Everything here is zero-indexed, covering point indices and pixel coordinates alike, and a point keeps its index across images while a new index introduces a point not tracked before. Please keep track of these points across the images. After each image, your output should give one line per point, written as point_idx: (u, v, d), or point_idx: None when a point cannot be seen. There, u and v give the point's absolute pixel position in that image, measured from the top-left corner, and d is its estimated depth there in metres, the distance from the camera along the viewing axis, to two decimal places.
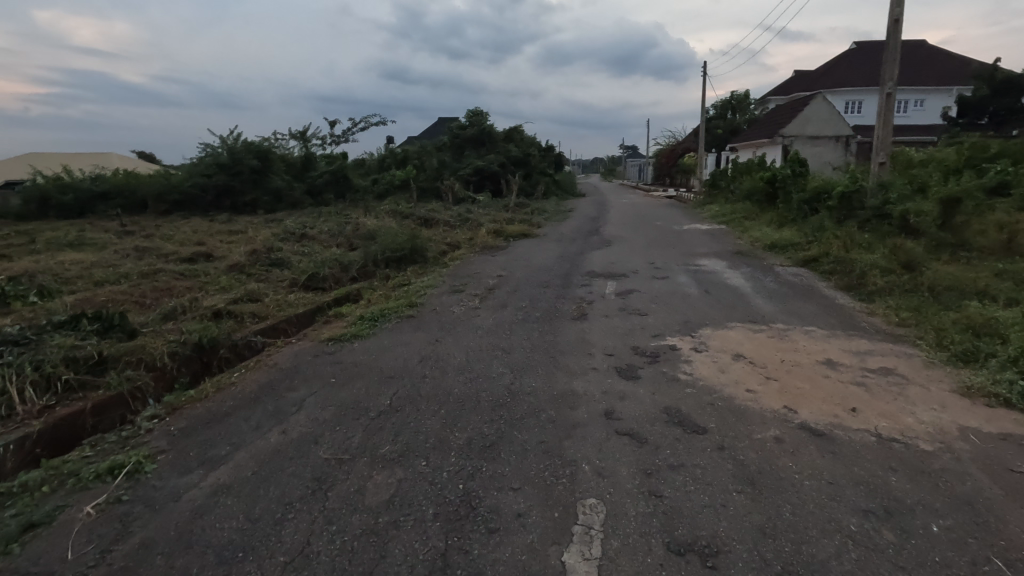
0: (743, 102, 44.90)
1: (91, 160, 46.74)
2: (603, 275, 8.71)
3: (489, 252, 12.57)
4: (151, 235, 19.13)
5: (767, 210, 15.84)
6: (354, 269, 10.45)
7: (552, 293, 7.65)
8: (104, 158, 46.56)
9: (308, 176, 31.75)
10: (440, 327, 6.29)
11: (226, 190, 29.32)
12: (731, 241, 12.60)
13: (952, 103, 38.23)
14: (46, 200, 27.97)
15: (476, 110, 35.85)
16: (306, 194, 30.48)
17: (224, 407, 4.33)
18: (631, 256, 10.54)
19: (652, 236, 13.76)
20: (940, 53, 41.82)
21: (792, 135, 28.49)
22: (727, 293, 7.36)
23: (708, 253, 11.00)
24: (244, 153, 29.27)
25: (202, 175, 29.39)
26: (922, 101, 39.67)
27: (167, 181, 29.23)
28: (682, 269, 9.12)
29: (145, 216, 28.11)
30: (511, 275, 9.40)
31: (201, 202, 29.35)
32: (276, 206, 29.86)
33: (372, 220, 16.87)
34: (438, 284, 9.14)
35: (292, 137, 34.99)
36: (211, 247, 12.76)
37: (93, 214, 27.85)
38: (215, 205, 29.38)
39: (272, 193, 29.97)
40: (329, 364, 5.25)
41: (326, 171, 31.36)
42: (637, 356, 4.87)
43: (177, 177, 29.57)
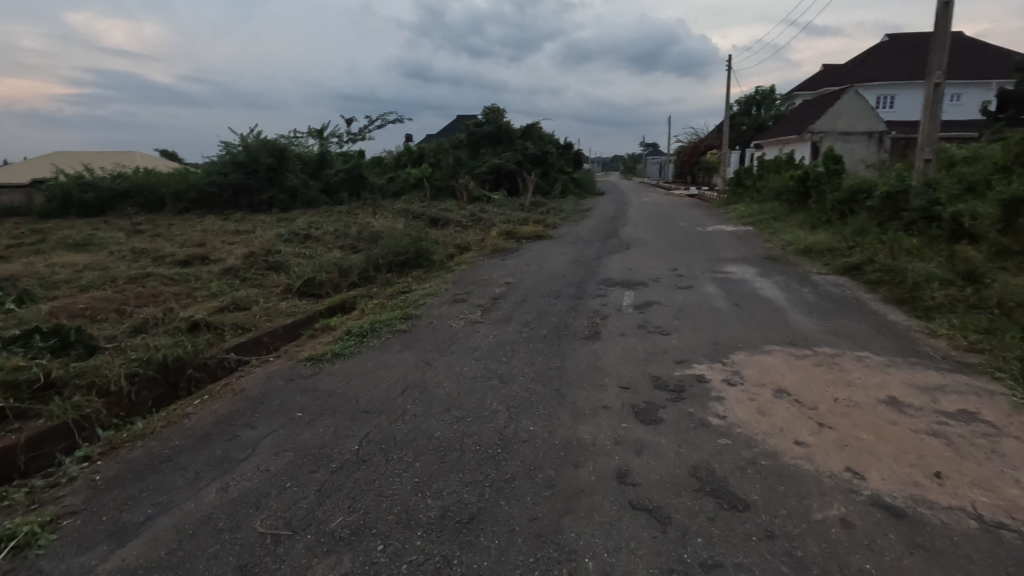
0: (769, 98, 43.39)
1: (115, 159, 47.24)
2: (620, 284, 7.90)
3: (499, 256, 11.84)
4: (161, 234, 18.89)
5: (798, 210, 14.82)
6: (353, 274, 9.81)
7: (562, 305, 6.88)
8: (128, 157, 47.23)
9: (322, 174, 31.44)
10: (432, 346, 5.57)
11: (241, 189, 29.20)
12: (760, 244, 11.68)
13: (993, 98, 36.34)
14: (68, 199, 28.27)
15: (493, 107, 35.11)
16: (321, 193, 30.15)
17: (166, 450, 3.68)
18: (651, 262, 9.71)
19: (673, 239, 12.91)
20: (979, 46, 39.85)
21: (822, 131, 27.19)
22: (760, 307, 6.50)
23: (736, 257, 10.13)
24: (259, 152, 29.02)
25: (218, 173, 29.24)
26: (959, 95, 37.82)
27: (184, 180, 29.15)
28: (707, 276, 8.26)
29: (162, 215, 28.04)
30: (520, 282, 8.65)
31: (217, 201, 29.21)
32: (292, 204, 29.45)
33: (381, 220, 16.28)
34: (439, 291, 8.44)
35: (308, 135, 34.74)
36: (211, 249, 12.26)
37: (111, 213, 27.99)
38: (230, 204, 29.20)
39: (287, 192, 29.47)
40: (299, 392, 4.56)
41: (340, 169, 31.01)
42: (656, 390, 4.08)
43: (194, 176, 29.48)
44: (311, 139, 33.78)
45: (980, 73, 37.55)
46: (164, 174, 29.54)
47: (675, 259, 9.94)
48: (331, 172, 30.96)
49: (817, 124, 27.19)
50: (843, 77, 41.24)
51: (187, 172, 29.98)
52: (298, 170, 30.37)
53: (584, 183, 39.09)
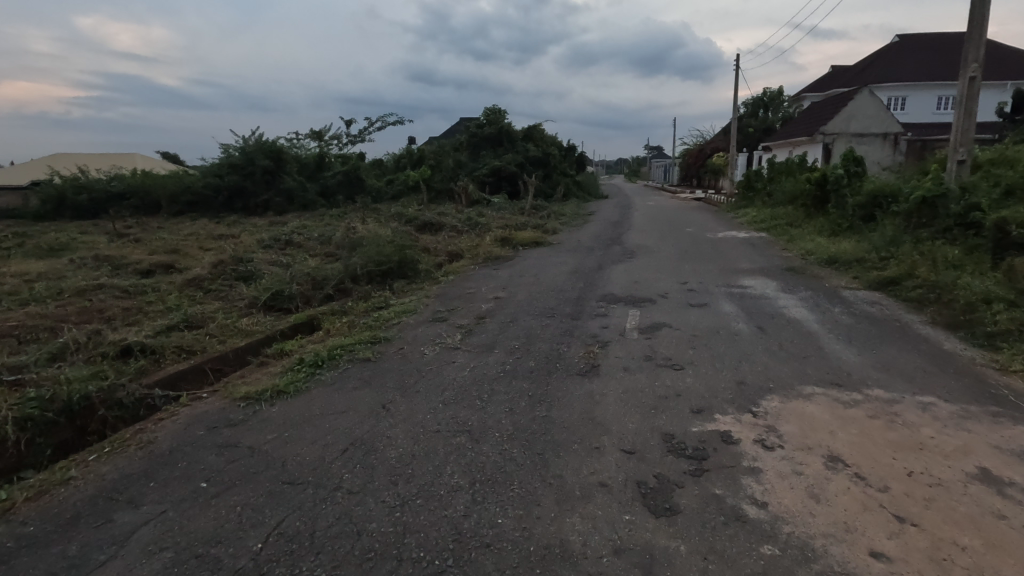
0: (777, 100, 42.37)
1: (115, 161, 46.70)
2: (623, 301, 6.96)
3: (492, 264, 10.91)
4: (145, 238, 18.12)
5: (815, 216, 13.80)
6: (328, 286, 8.89)
7: (556, 328, 5.91)
8: (128, 158, 46.77)
9: (319, 176, 30.65)
10: (395, 382, 4.61)
11: (236, 191, 28.49)
12: (776, 252, 10.71)
13: (1008, 99, 35.26)
14: (62, 201, 27.74)
15: (494, 108, 34.22)
16: (317, 195, 29.35)
17: (11, 542, 2.76)
18: (658, 273, 8.74)
19: (681, 246, 11.97)
20: (994, 46, 38.78)
21: (834, 132, 26.17)
22: (788, 332, 5.53)
23: (752, 268, 9.16)
24: (254, 153, 28.23)
25: (213, 175, 28.48)
26: None
27: (178, 182, 28.40)
28: (722, 293, 7.28)
29: (155, 218, 27.28)
30: (511, 297, 7.71)
31: (211, 203, 28.44)
32: (289, 207, 28.58)
33: (371, 225, 15.41)
34: (420, 306, 7.51)
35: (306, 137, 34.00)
36: (182, 256, 11.38)
37: (104, 216, 27.36)
38: (224, 207, 28.41)
39: (284, 194, 28.72)
40: (215, 448, 3.61)
41: (337, 171, 30.22)
42: (669, 457, 3.12)
43: (188, 178, 28.73)
44: (309, 140, 33.04)
45: (995, 74, 36.41)
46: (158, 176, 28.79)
47: (685, 271, 8.98)
48: (328, 174, 30.14)
49: (829, 126, 26.18)
50: (854, 78, 40.15)
51: (181, 174, 29.23)
52: (295, 172, 29.58)
53: (587, 185, 38.11)
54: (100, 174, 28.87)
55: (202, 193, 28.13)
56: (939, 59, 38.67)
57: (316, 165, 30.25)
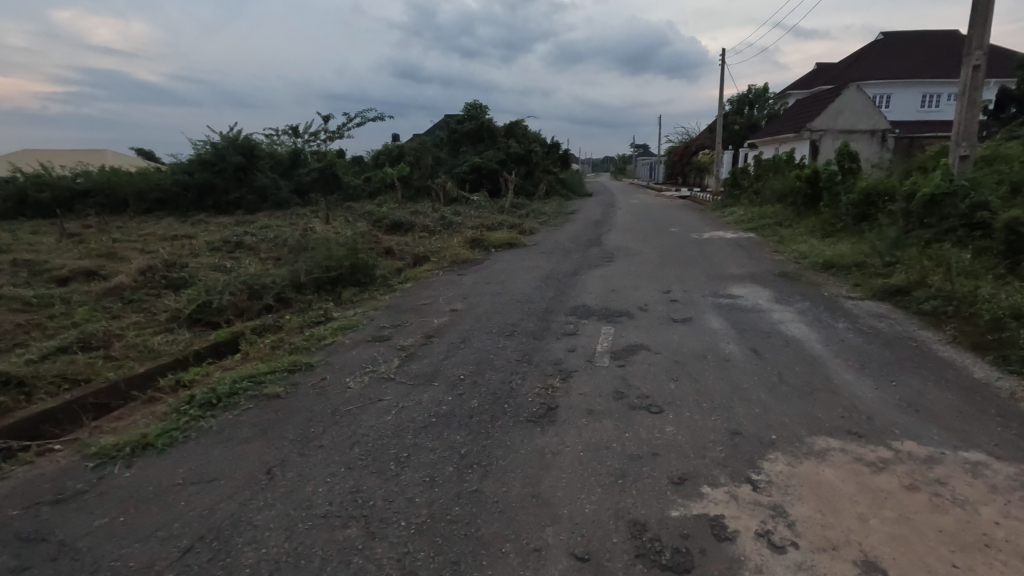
0: (762, 97, 41.83)
1: (88, 159, 45.01)
2: (597, 316, 6.02)
3: (459, 269, 9.94)
4: (97, 239, 16.89)
5: (806, 216, 13.01)
6: (267, 295, 7.85)
7: (513, 351, 4.95)
8: (97, 155, 45.01)
9: (293, 173, 29.38)
10: (298, 430, 3.62)
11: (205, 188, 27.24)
12: (767, 255, 9.87)
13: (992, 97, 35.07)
14: (23, 199, 26.36)
15: (475, 103, 33.15)
16: (291, 193, 28.11)
17: None
18: (638, 281, 7.83)
19: (665, 248, 11.10)
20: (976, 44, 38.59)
21: (822, 129, 25.58)
22: (786, 356, 4.65)
23: (741, 274, 8.30)
24: (224, 148, 26.94)
25: (181, 172, 27.13)
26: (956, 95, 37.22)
27: (145, 179, 27.01)
28: (709, 305, 6.39)
29: (120, 217, 25.87)
30: (471, 309, 6.75)
31: (180, 201, 27.09)
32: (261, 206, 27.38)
33: (335, 226, 14.36)
34: (364, 321, 6.51)
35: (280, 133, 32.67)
36: (115, 261, 10.26)
37: (66, 215, 25.98)
38: (192, 205, 27.06)
39: (256, 192, 27.48)
40: (14, 545, 2.62)
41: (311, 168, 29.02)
42: (636, 567, 2.19)
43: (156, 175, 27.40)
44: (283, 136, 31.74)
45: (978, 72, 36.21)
46: (122, 172, 27.34)
47: (668, 277, 8.07)
48: (302, 171, 28.92)
49: (816, 122, 25.57)
50: (839, 75, 39.74)
51: (148, 170, 27.82)
52: (268, 168, 28.32)
53: (571, 183, 37.25)
54: (61, 169, 27.32)
55: (170, 191, 26.84)
56: (923, 57, 38.39)
57: (290, 162, 28.98)
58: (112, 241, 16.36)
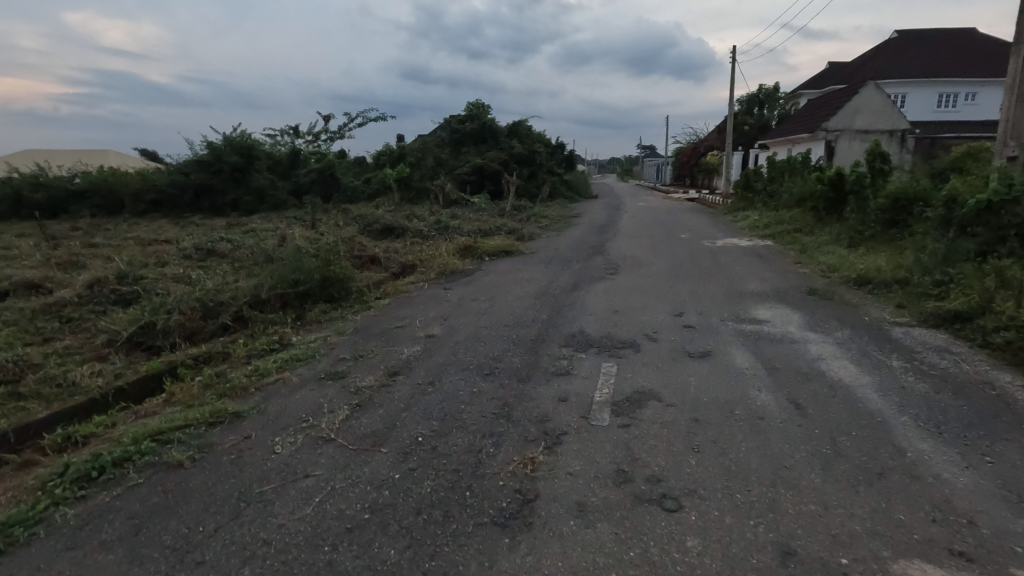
0: (773, 96, 40.61)
1: (90, 159, 44.48)
2: (598, 348, 5.02)
3: (446, 281, 8.98)
4: (77, 243, 16.08)
5: (829, 223, 11.93)
6: (224, 314, 6.91)
7: (490, 399, 3.98)
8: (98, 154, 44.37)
9: (290, 174, 28.55)
10: (182, 529, 2.67)
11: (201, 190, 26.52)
12: (790, 267, 8.83)
13: None
14: (18, 200, 25.72)
15: (477, 102, 32.21)
16: (289, 194, 27.26)
17: None
18: (646, 299, 6.83)
19: (675, 257, 10.10)
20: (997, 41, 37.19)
21: (838, 129, 24.39)
22: (836, 412, 3.64)
23: (764, 291, 7.27)
24: (221, 148, 26.12)
25: (178, 172, 26.33)
26: (974, 94, 35.76)
27: (141, 179, 26.20)
28: (730, 334, 5.38)
29: (114, 219, 25.06)
30: (450, 335, 5.78)
31: (176, 202, 26.28)
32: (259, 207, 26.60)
33: (321, 230, 13.45)
34: (323, 349, 5.54)
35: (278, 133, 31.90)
36: (74, 270, 9.38)
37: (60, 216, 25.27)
38: (188, 206, 26.23)
39: (254, 193, 26.70)
40: None
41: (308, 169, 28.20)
42: None
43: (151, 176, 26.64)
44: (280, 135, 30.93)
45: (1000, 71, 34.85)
46: (117, 171, 26.55)
47: (680, 294, 7.05)
48: (300, 171, 28.09)
49: (832, 122, 24.42)
50: (853, 74, 38.52)
51: (144, 170, 27.05)
52: (265, 169, 27.49)
53: (576, 184, 36.21)
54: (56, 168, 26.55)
55: (165, 192, 26.10)
56: (941, 55, 37.11)
57: (288, 162, 28.11)
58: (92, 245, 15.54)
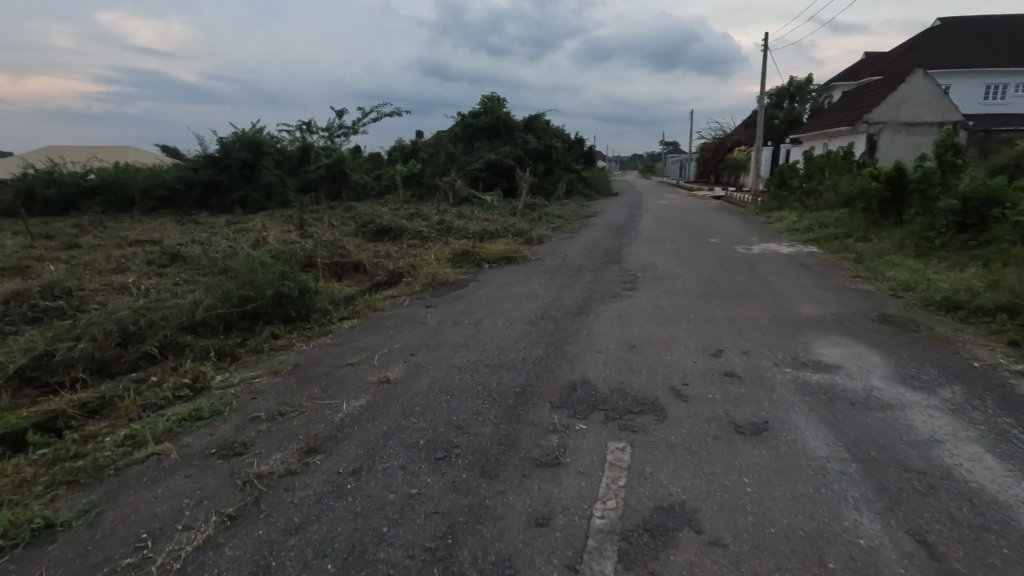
0: (805, 89, 38.35)
1: (109, 155, 44.28)
2: (606, 412, 3.57)
3: (432, 296, 7.58)
4: (67, 244, 15.15)
5: (887, 227, 10.19)
6: (148, 340, 5.62)
7: (430, 515, 2.57)
8: (122, 150, 44.77)
9: (301, 170, 27.35)
10: None
11: (213, 186, 25.48)
12: (850, 284, 7.23)
13: None
14: (31, 196, 25.13)
15: (491, 95, 30.72)
16: (297, 191, 26.17)
17: None
18: (672, 329, 5.33)
19: (706, 268, 8.56)
20: None
21: (881, 121, 22.45)
22: (1003, 573, 2.15)
23: (825, 318, 5.70)
24: (229, 143, 25.12)
25: (186, 168, 25.40)
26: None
27: (151, 174, 25.38)
28: (791, 390, 3.87)
29: (122, 215, 24.29)
30: (410, 381, 4.35)
31: (183, 199, 25.37)
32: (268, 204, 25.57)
33: (310, 232, 12.19)
34: (241, 401, 4.16)
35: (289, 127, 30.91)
36: (15, 279, 8.23)
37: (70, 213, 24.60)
38: (194, 203, 25.31)
39: (263, 189, 25.68)
40: None
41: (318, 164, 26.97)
42: None
43: (161, 171, 25.78)
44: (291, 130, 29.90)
45: None
46: (126, 167, 25.75)
47: (715, 323, 5.52)
48: (309, 167, 27.00)
49: (874, 114, 22.40)
50: (892, 64, 36.08)
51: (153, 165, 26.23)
52: (274, 165, 26.45)
53: (594, 181, 34.51)
54: (67, 163, 25.89)
55: (173, 188, 25.21)
56: (990, 43, 34.42)
57: (298, 157, 26.99)
58: (79, 244, 14.57)
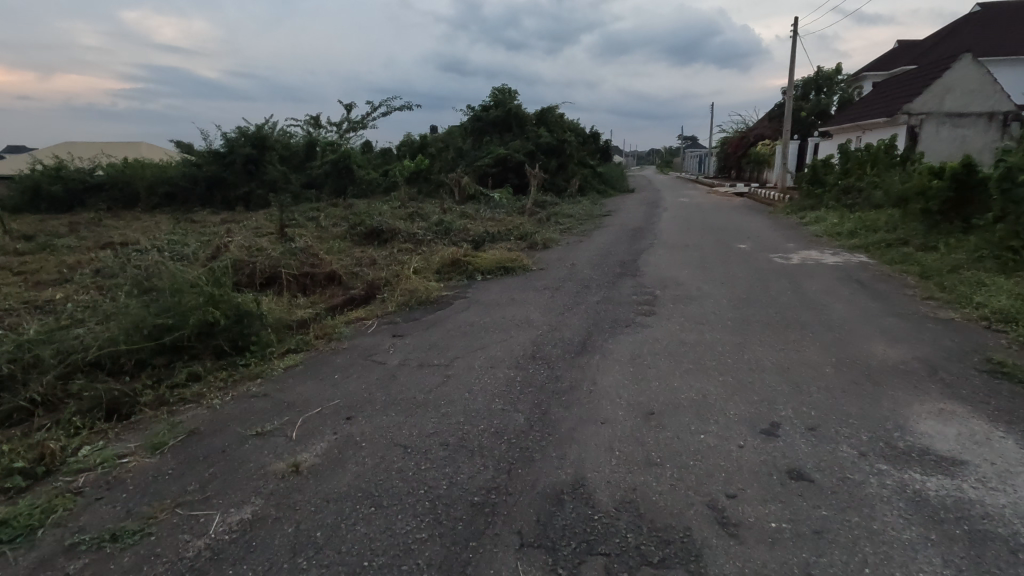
0: (833, 79, 36.23)
1: (121, 151, 43.67)
2: (609, 562, 2.22)
3: (405, 320, 6.27)
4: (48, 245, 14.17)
5: (955, 235, 8.60)
6: (27, 387, 4.40)
7: None
8: (135, 147, 44.50)
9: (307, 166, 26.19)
10: None
11: (218, 182, 24.29)
12: (928, 311, 5.76)
13: None
14: (35, 193, 24.42)
15: (502, 87, 29.30)
16: (302, 187, 25.08)
17: None
18: (704, 384, 3.94)
19: (740, 284, 7.13)
20: None
21: (923, 112, 20.56)
22: None
23: (912, 366, 4.25)
24: (235, 139, 24.10)
25: (190, 164, 24.47)
26: None
27: (156, 171, 24.47)
28: (900, 516, 2.47)
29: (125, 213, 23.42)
30: (328, 472, 3.03)
31: (187, 196, 24.37)
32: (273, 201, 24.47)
33: (292, 237, 11.02)
34: (82, 503, 2.87)
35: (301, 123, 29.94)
36: None
37: (73, 212, 23.85)
38: (198, 201, 24.35)
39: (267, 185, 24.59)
40: None
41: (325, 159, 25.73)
42: None
43: (167, 168, 24.80)
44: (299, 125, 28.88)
45: None
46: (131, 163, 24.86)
47: (762, 374, 4.10)
48: (314, 163, 25.93)
49: (915, 104, 20.51)
50: (927, 51, 33.79)
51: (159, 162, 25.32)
52: (278, 160, 25.36)
53: (610, 177, 32.93)
54: (76, 160, 25.09)
55: (178, 184, 24.20)
56: None
57: (303, 153, 25.87)
58: (58, 246, 13.56)
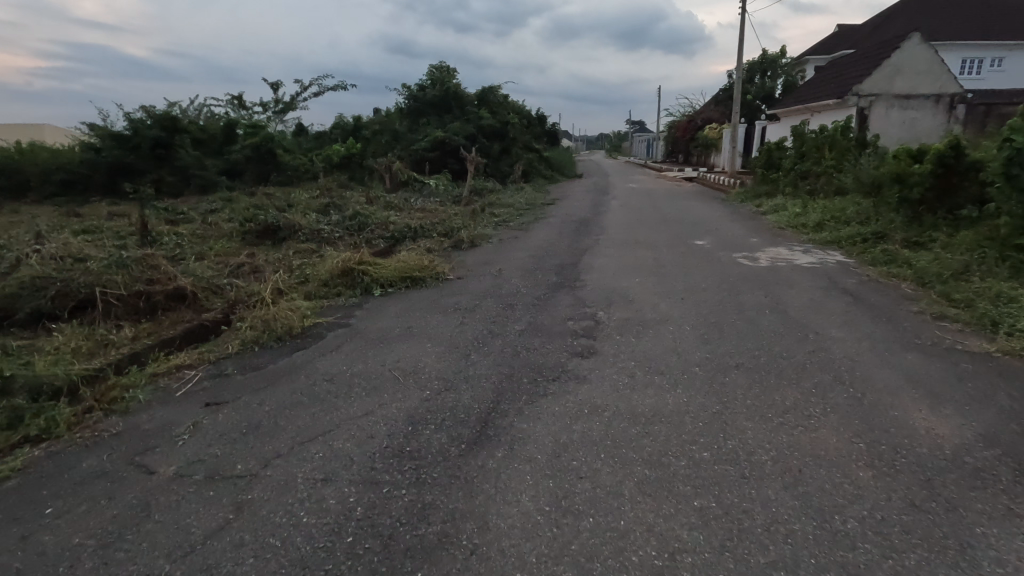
0: (777, 62, 35.71)
1: (10, 135, 37.77)
2: None
3: (244, 372, 4.32)
4: None
5: (942, 230, 7.37)
6: None
7: None
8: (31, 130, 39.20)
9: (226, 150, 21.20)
10: None
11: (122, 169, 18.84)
12: (954, 340, 4.33)
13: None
14: None
15: (439, 66, 27.06)
16: (218, 175, 20.38)
17: None
18: (669, 523, 2.29)
19: (705, 299, 5.56)
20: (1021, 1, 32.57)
21: (872, 94, 19.84)
22: None
23: (987, 457, 2.74)
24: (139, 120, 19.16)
25: (88, 147, 19.01)
26: (1000, 59, 30.73)
27: (48, 156, 18.92)
28: None
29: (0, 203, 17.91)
30: None
31: (84, 186, 19.00)
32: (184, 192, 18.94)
33: (155, 246, 8.68)
34: None
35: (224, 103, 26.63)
36: None
37: None
38: (104, 193, 18.27)
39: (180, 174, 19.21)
40: None
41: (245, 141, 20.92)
42: None
43: (64, 151, 19.23)
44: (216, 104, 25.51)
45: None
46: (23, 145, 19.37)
47: (760, 489, 2.50)
48: (235, 146, 21.19)
49: (865, 85, 19.75)
50: (866, 35, 33.73)
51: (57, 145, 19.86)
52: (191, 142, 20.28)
53: (557, 161, 31.31)
54: None
55: (75, 172, 18.80)
56: (975, 11, 32.07)
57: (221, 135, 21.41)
58: None
